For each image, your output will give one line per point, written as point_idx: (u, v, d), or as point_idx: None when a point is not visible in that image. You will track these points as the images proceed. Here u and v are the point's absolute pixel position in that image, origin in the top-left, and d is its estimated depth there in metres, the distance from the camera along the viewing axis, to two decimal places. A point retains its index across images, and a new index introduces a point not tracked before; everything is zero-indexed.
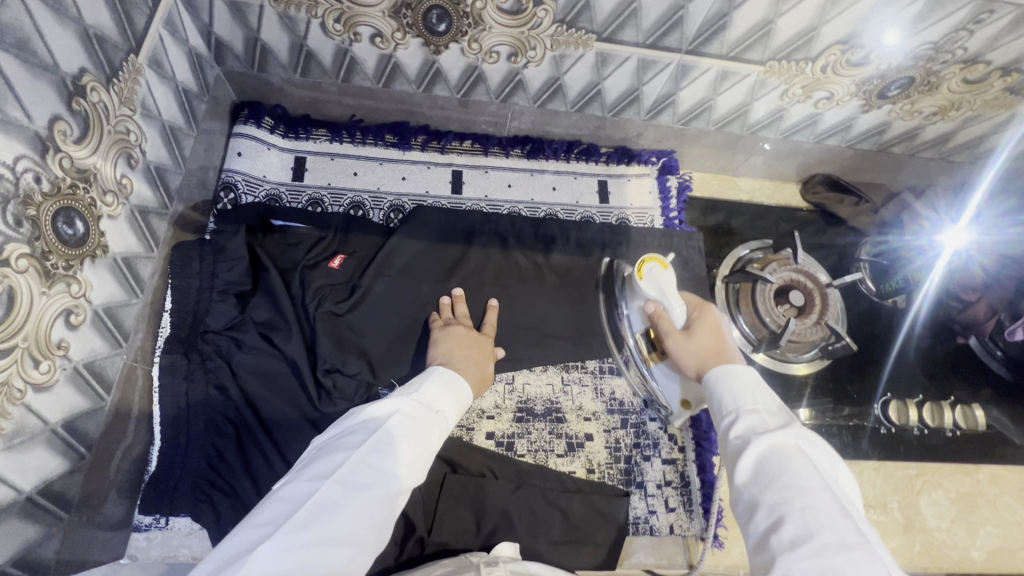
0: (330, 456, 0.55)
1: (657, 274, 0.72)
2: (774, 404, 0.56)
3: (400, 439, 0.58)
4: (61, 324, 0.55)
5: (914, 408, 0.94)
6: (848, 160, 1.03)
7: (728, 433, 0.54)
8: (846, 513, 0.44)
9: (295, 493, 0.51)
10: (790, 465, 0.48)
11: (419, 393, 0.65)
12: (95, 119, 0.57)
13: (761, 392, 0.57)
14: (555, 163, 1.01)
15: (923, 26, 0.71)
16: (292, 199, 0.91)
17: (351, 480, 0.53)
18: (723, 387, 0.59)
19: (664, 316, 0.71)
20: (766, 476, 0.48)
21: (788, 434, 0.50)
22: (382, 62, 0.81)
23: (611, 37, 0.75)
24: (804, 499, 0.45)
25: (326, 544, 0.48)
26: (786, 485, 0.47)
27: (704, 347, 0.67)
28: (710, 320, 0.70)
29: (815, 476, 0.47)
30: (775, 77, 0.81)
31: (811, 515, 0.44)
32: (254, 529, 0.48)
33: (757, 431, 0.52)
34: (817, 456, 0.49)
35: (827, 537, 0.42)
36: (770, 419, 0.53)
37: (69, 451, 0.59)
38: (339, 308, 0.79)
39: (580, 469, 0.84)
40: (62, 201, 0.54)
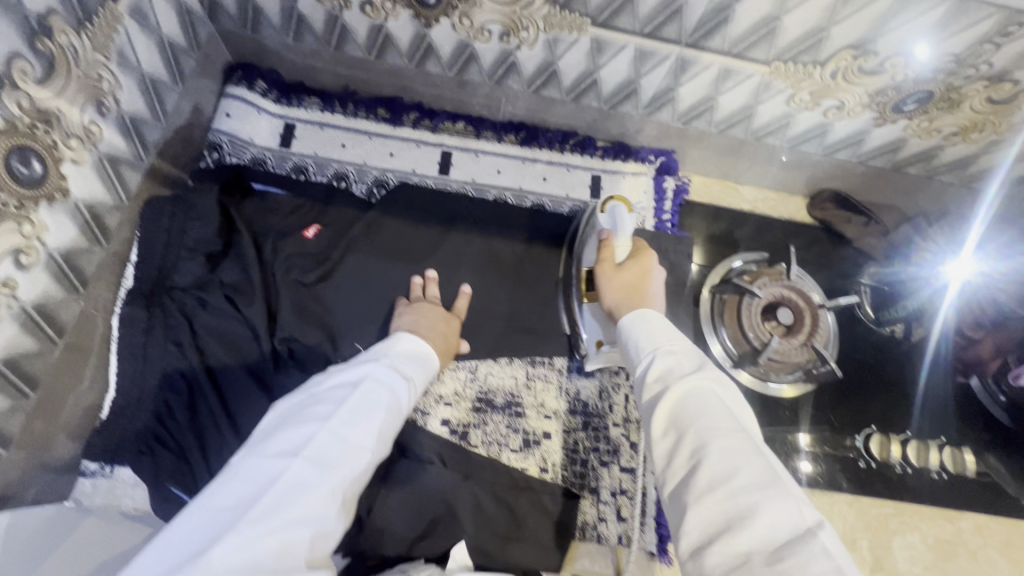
0: (295, 432, 0.51)
1: (619, 213, 0.76)
2: (692, 350, 0.57)
3: (370, 410, 0.56)
4: (9, 262, 0.55)
5: (897, 444, 0.89)
6: (859, 177, 0.97)
7: (644, 378, 0.55)
8: (759, 452, 0.46)
9: (261, 474, 0.47)
10: (706, 408, 0.49)
11: (386, 361, 0.63)
12: (63, 61, 0.57)
13: (678, 336, 0.58)
14: (549, 153, 0.98)
15: (945, 36, 0.66)
16: (277, 165, 0.91)
17: (322, 455, 0.49)
18: (646, 332, 0.60)
19: (607, 245, 0.74)
20: (683, 420, 0.49)
21: (704, 377, 0.52)
22: (373, 32, 0.80)
23: (607, 23, 0.71)
24: (722, 440, 0.46)
25: (301, 525, 0.45)
26: (704, 427, 0.47)
27: (627, 289, 0.69)
28: (645, 264, 0.72)
29: (728, 418, 0.48)
30: (781, 80, 0.77)
31: (728, 454, 0.45)
32: (215, 521, 0.43)
33: (675, 374, 0.53)
34: (728, 398, 0.51)
35: (748, 474, 0.44)
36: (685, 362, 0.54)
37: (10, 389, 0.59)
38: (306, 278, 0.79)
39: (533, 467, 0.82)
40: (17, 140, 0.53)
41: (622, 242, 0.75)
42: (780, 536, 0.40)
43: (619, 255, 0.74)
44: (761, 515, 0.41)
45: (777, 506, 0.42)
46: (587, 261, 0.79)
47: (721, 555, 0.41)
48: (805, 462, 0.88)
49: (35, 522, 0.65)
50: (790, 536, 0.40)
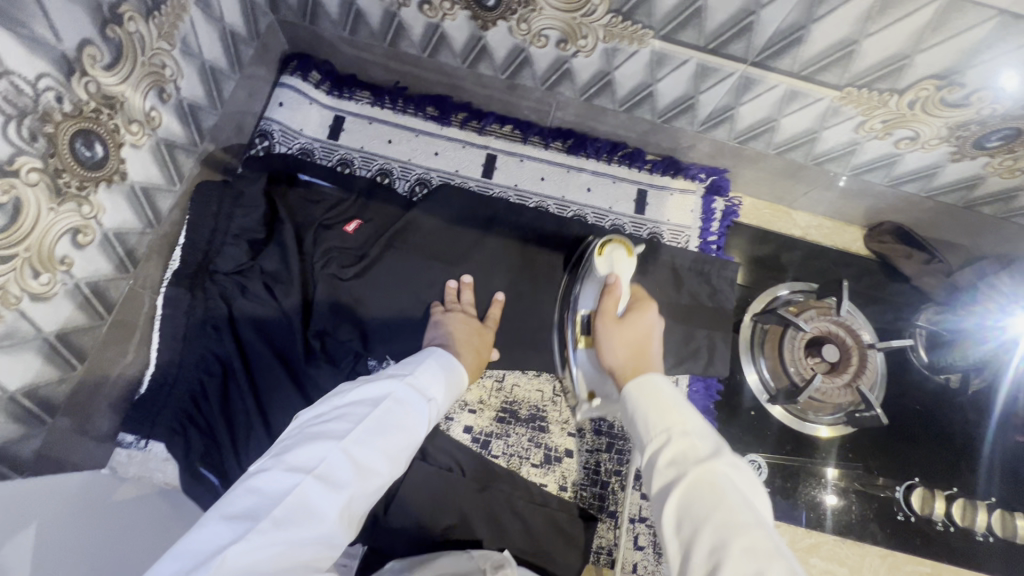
0: (310, 446, 0.51)
1: (617, 256, 0.75)
2: (706, 423, 0.54)
3: (387, 430, 0.56)
4: (67, 241, 0.57)
5: (941, 500, 0.83)
6: (925, 212, 0.91)
7: (657, 469, 0.51)
8: (781, 548, 0.44)
9: (272, 485, 0.47)
10: (719, 499, 0.46)
11: (410, 377, 0.62)
12: (129, 47, 0.58)
13: (690, 412, 0.55)
14: (595, 163, 0.95)
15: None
16: (324, 156, 0.91)
17: (333, 474, 0.49)
18: (649, 404, 0.56)
19: (612, 292, 0.72)
20: (700, 515, 0.46)
21: (719, 461, 0.48)
22: (429, 31, 0.79)
23: (670, 36, 0.68)
24: (743, 540, 0.43)
25: (303, 546, 0.45)
26: (724, 521, 0.45)
27: (631, 348, 0.68)
28: (646, 319, 0.71)
29: (746, 509, 0.45)
30: (851, 106, 0.72)
31: (750, 552, 0.43)
32: (223, 527, 0.44)
33: (690, 461, 0.50)
34: (743, 482, 0.48)
35: (774, 574, 0.41)
36: (700, 445, 0.51)
37: (60, 359, 0.62)
38: (343, 273, 0.79)
39: (552, 484, 0.81)
40: (83, 123, 0.55)
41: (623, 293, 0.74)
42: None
43: (620, 306, 0.73)
44: None
45: None
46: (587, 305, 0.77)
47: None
48: (830, 494, 0.84)
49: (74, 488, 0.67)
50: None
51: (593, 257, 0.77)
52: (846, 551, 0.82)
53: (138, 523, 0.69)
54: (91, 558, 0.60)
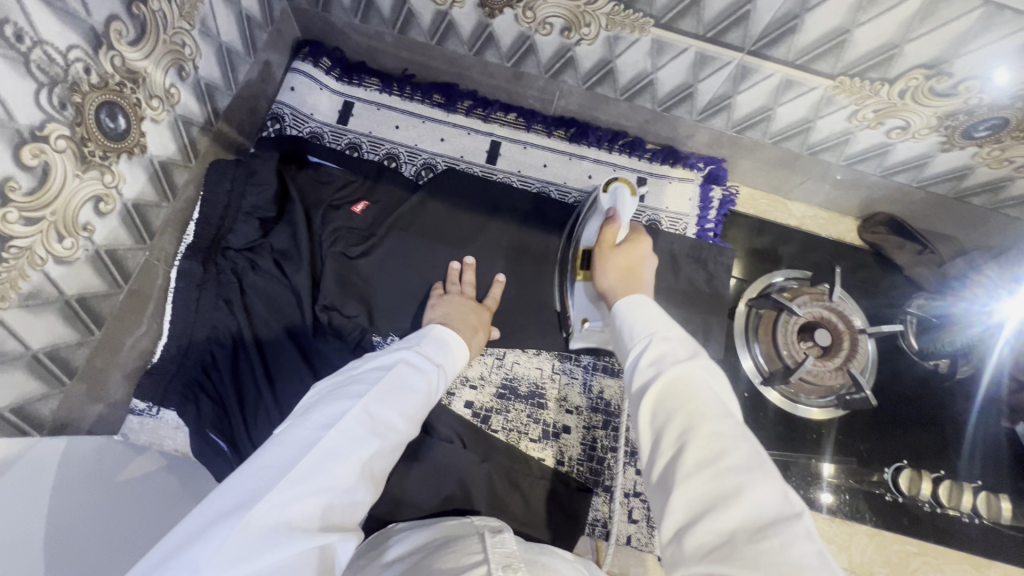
0: (331, 406, 0.53)
1: (621, 193, 0.75)
2: (686, 334, 0.56)
3: (402, 392, 0.58)
4: (89, 208, 0.60)
5: (928, 482, 0.85)
6: (917, 204, 0.94)
7: (636, 366, 0.54)
8: (748, 437, 0.45)
9: (300, 439, 0.49)
10: (691, 393, 0.48)
11: (418, 348, 0.66)
12: (153, 25, 0.61)
13: (672, 325, 0.58)
14: (596, 151, 0.98)
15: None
16: (333, 140, 0.94)
17: (356, 429, 0.52)
18: (636, 317, 0.59)
19: (610, 222, 0.74)
20: (672, 406, 0.48)
21: (694, 363, 0.51)
22: (437, 18, 0.82)
23: (670, 24, 0.71)
24: (710, 425, 0.45)
25: (333, 494, 0.47)
26: (694, 412, 0.47)
27: (624, 272, 0.70)
28: (641, 248, 0.73)
29: (716, 402, 0.47)
30: (844, 95, 0.75)
31: (717, 437, 0.45)
32: (256, 476, 0.46)
33: (667, 361, 0.52)
34: (716, 380, 0.50)
35: (735, 458, 0.43)
36: (679, 349, 0.53)
37: (80, 324, 0.64)
38: (350, 252, 0.82)
39: (550, 458, 0.83)
40: (108, 96, 0.58)
41: (622, 226, 0.76)
42: (766, 515, 0.39)
43: (619, 237, 0.75)
44: (746, 500, 0.40)
45: (762, 488, 0.41)
46: (587, 240, 0.79)
47: (705, 533, 0.40)
48: (827, 493, 0.86)
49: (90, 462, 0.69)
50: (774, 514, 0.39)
51: (598, 196, 0.79)
52: (836, 531, 0.84)
53: (152, 496, 0.72)
54: (99, 531, 0.63)
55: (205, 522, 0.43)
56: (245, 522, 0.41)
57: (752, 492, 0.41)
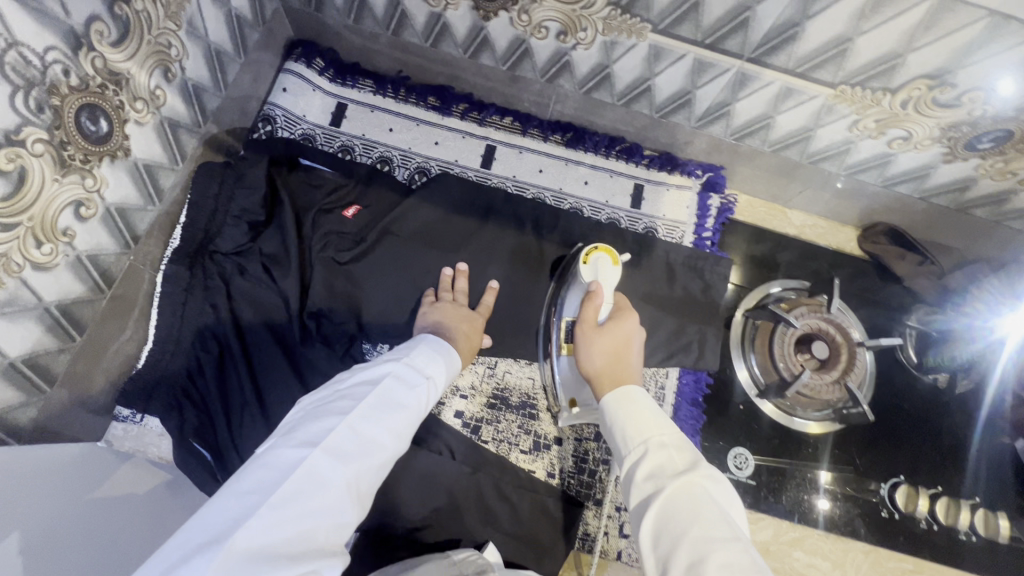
0: (316, 424, 0.52)
1: (603, 265, 0.77)
2: (684, 438, 0.57)
3: (390, 407, 0.57)
4: (69, 213, 0.59)
5: (926, 498, 0.84)
6: (918, 214, 0.92)
7: (636, 482, 0.54)
8: (757, 564, 0.45)
9: (282, 460, 0.49)
10: (696, 511, 0.48)
11: (409, 358, 0.64)
12: (136, 25, 0.60)
13: (666, 424, 0.59)
14: (593, 157, 0.96)
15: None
16: (326, 142, 0.93)
17: (340, 448, 0.51)
18: (628, 415, 0.60)
19: (592, 300, 0.75)
20: (677, 526, 0.48)
21: (697, 473, 0.51)
22: (431, 20, 0.80)
23: (667, 30, 0.69)
24: (720, 552, 0.45)
25: (316, 517, 0.46)
26: (699, 535, 0.47)
27: (611, 356, 0.71)
28: (625, 327, 0.74)
29: (723, 522, 0.48)
30: (845, 104, 0.73)
31: (728, 567, 0.44)
32: (237, 499, 0.45)
33: (667, 474, 0.53)
34: (720, 496, 0.51)
35: None
36: (678, 459, 0.54)
37: (60, 330, 0.63)
38: (341, 257, 0.81)
39: (540, 470, 0.82)
40: (88, 98, 0.56)
41: (603, 302, 0.76)
42: None
43: (601, 313, 0.76)
44: None
45: None
46: (570, 313, 0.79)
47: None
48: (823, 499, 0.85)
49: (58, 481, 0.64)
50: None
51: (578, 264, 0.78)
52: (829, 546, 0.83)
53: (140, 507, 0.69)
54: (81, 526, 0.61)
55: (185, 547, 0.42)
56: (224, 550, 0.41)
57: None
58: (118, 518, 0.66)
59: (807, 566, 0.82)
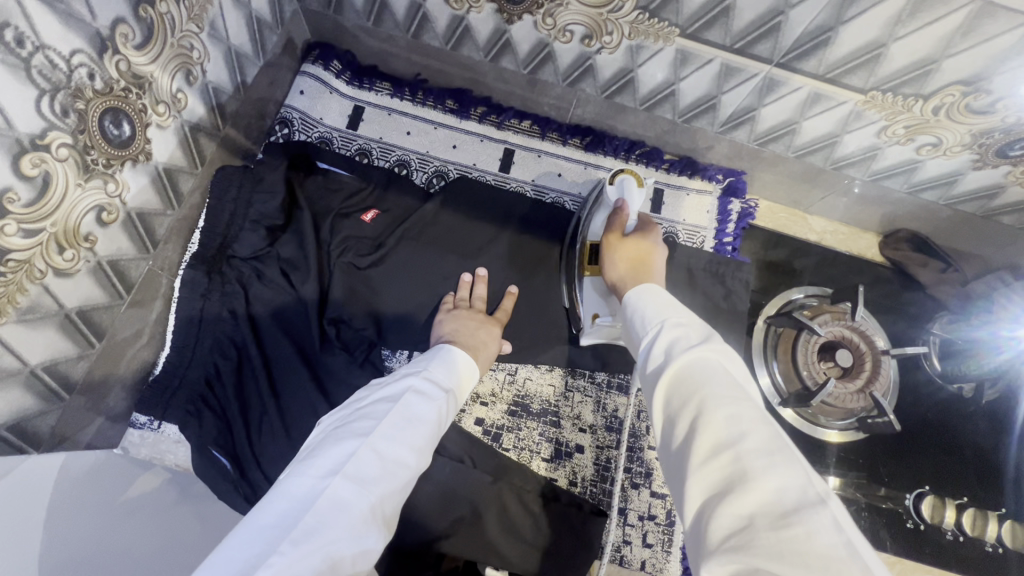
0: (335, 448, 0.50)
1: (629, 186, 0.73)
2: (698, 323, 0.53)
3: (410, 425, 0.56)
4: (91, 219, 0.58)
5: (951, 508, 0.83)
6: (942, 221, 0.91)
7: (651, 352, 0.51)
8: (767, 421, 0.41)
9: (304, 491, 0.46)
10: (704, 376, 0.45)
11: (425, 373, 0.63)
12: (160, 28, 0.59)
13: (687, 313, 0.55)
14: (613, 161, 0.95)
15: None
16: (343, 146, 0.92)
17: (363, 473, 0.49)
18: (648, 306, 0.57)
19: (618, 213, 0.73)
20: (685, 390, 0.45)
21: (709, 347, 0.48)
22: (453, 23, 0.79)
23: (695, 34, 0.68)
24: (726, 406, 0.42)
25: (343, 545, 0.44)
26: (709, 393, 0.43)
27: (633, 262, 0.69)
28: (651, 238, 0.72)
29: (733, 384, 0.44)
30: (874, 110, 0.72)
31: (733, 420, 0.41)
32: (259, 534, 0.43)
33: (680, 346, 0.49)
34: (732, 366, 0.47)
35: (754, 439, 0.39)
36: (692, 334, 0.51)
37: (80, 337, 0.62)
38: (360, 262, 0.80)
39: (562, 479, 0.81)
40: (112, 102, 0.55)
41: (630, 218, 0.74)
42: (787, 501, 0.35)
43: (628, 226, 0.74)
44: (769, 487, 0.36)
45: (786, 477, 0.37)
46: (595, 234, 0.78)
47: (725, 520, 0.36)
48: None
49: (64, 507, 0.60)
50: (798, 500, 0.36)
51: (605, 186, 0.77)
52: None
53: (154, 528, 0.67)
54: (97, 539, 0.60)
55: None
56: None
57: (776, 479, 0.37)
58: (132, 533, 0.64)
59: None
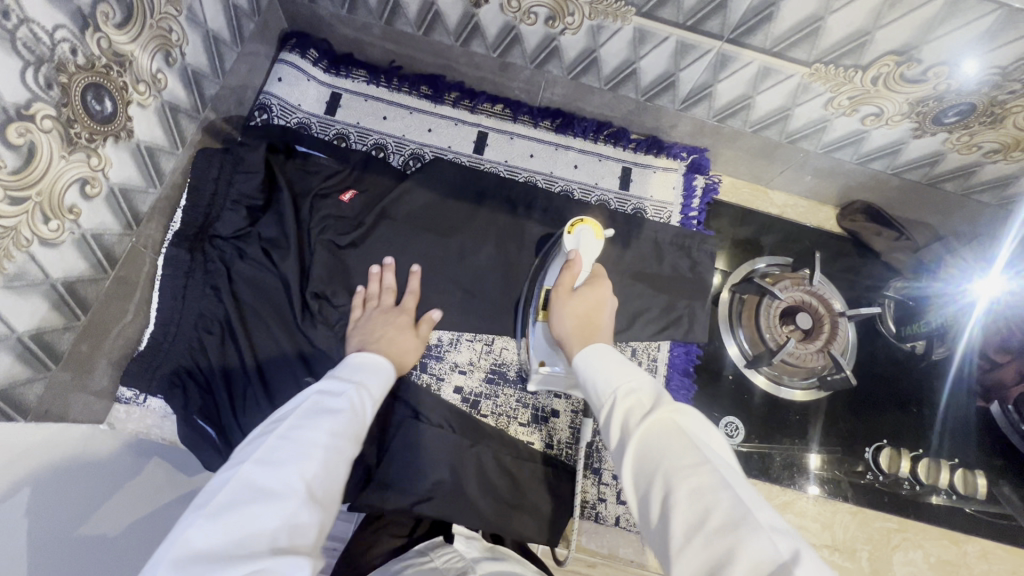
0: (243, 448, 0.52)
1: (587, 236, 0.79)
2: (649, 381, 0.57)
3: (324, 413, 0.56)
4: (75, 191, 0.60)
5: (908, 461, 0.86)
6: (892, 191, 0.97)
7: (610, 428, 0.56)
8: (726, 484, 0.46)
9: (212, 483, 0.48)
10: (667, 445, 0.50)
11: (337, 374, 0.65)
12: (139, 8, 0.61)
13: (635, 372, 0.59)
14: (582, 142, 0.99)
15: (991, 47, 0.66)
16: (321, 131, 0.95)
17: (274, 456, 0.50)
18: (599, 371, 0.60)
19: (572, 266, 0.77)
20: (651, 466, 0.50)
21: (661, 413, 0.52)
22: (424, 8, 0.83)
23: (651, 13, 0.73)
24: (689, 479, 0.47)
25: (265, 521, 0.45)
26: (671, 467, 0.48)
27: (583, 316, 0.72)
28: (599, 292, 0.76)
29: (692, 451, 0.49)
30: (820, 82, 0.77)
31: (697, 495, 0.46)
32: (169, 530, 0.44)
33: (636, 415, 0.54)
34: (689, 426, 0.52)
35: (718, 512, 0.44)
36: (644, 399, 0.56)
37: (66, 309, 0.64)
38: (340, 240, 0.84)
39: (539, 442, 0.84)
40: (94, 77, 0.58)
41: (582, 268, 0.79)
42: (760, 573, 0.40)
43: (578, 279, 0.78)
44: (741, 558, 0.41)
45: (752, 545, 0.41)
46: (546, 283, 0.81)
47: None
48: (814, 486, 0.87)
49: (50, 493, 0.59)
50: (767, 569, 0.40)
51: (562, 236, 0.81)
52: (819, 509, 0.86)
53: (130, 491, 0.69)
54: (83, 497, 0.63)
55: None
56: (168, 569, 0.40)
57: (744, 549, 0.41)
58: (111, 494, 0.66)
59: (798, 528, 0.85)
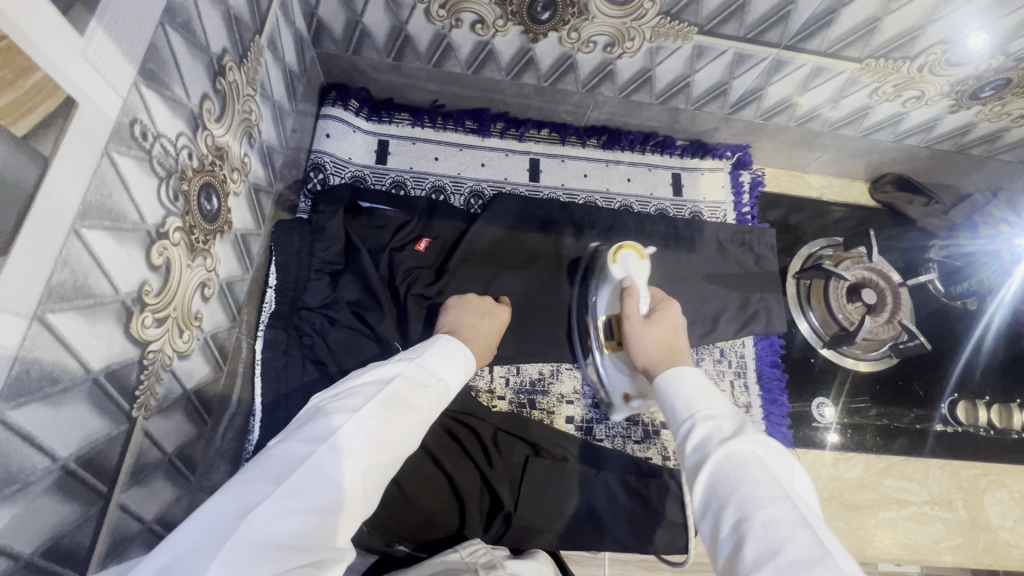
0: (324, 419, 0.47)
1: (632, 261, 0.77)
2: (732, 409, 0.56)
3: (403, 409, 0.52)
4: (198, 296, 0.57)
5: (983, 410, 0.94)
6: (921, 161, 1.03)
7: (686, 446, 0.54)
8: (806, 522, 0.43)
9: (287, 454, 0.43)
10: (748, 472, 0.48)
11: (421, 359, 0.58)
12: (230, 97, 0.59)
13: (718, 398, 0.57)
14: (630, 155, 1.01)
15: (1001, 16, 0.70)
16: (376, 181, 0.93)
17: (351, 444, 0.46)
18: (683, 390, 0.59)
19: (631, 295, 0.74)
20: (725, 491, 0.47)
21: (744, 440, 0.50)
22: (477, 48, 0.82)
23: (713, 30, 0.75)
24: (767, 511, 0.44)
25: (323, 512, 0.41)
26: (746, 496, 0.46)
27: (662, 345, 0.69)
28: (670, 316, 0.73)
29: (772, 483, 0.47)
30: (869, 75, 0.82)
31: (773, 526, 0.43)
32: (242, 488, 0.40)
33: (715, 440, 0.52)
34: (772, 460, 0.49)
35: (791, 549, 0.41)
36: (725, 424, 0.54)
37: (197, 417, 0.62)
38: (428, 291, 0.82)
39: (657, 456, 0.89)
40: (205, 177, 0.55)
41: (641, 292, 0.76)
42: None
43: (643, 306, 0.75)
44: None
45: None
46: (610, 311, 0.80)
47: None
48: (832, 434, 0.93)
49: None
50: None
51: (608, 264, 0.79)
52: (912, 468, 0.92)
53: None
54: None
55: (184, 546, 0.37)
56: (234, 540, 0.37)
57: None
58: None
59: (899, 491, 0.91)
